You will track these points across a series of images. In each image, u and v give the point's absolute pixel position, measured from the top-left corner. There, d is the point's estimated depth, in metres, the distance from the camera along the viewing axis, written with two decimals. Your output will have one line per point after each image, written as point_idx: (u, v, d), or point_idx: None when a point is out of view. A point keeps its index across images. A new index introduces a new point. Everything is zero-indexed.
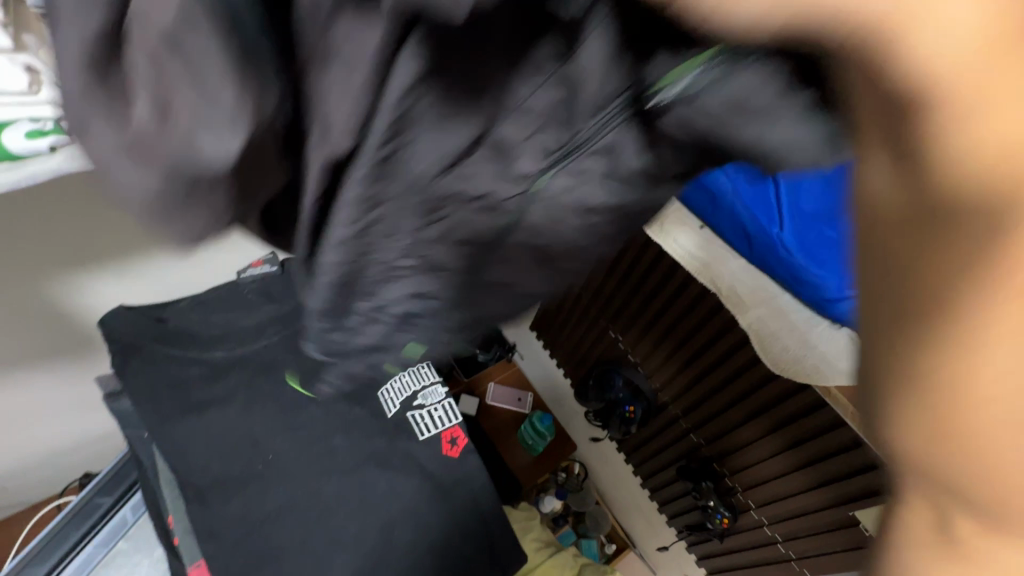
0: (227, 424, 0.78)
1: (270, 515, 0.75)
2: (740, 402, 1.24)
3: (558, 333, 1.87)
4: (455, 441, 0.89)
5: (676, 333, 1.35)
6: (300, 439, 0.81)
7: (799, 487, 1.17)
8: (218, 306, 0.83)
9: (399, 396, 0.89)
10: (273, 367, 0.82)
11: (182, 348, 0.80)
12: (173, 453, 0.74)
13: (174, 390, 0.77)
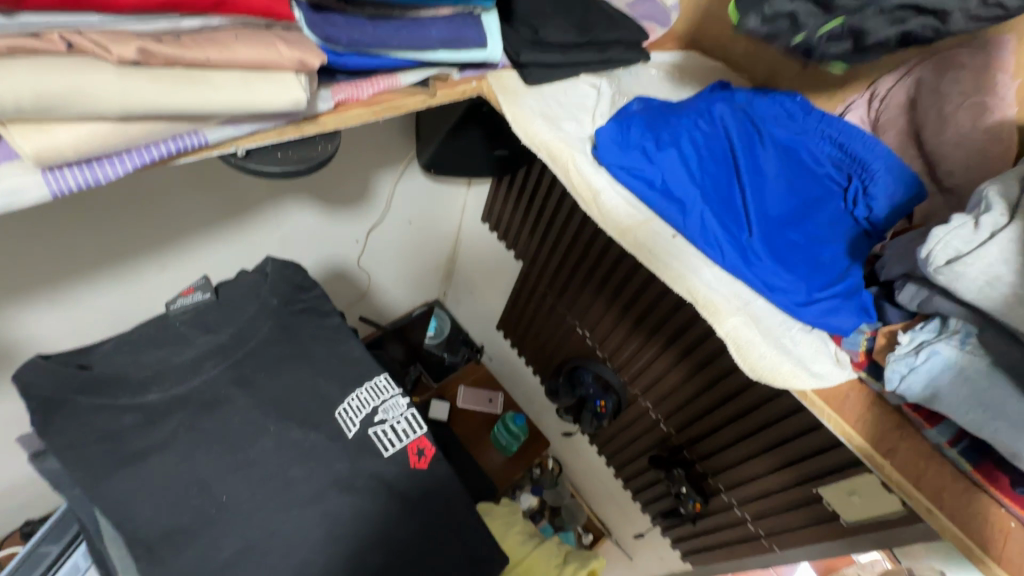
0: (170, 471, 0.62)
1: (224, 567, 0.60)
2: (708, 390, 1.27)
3: (524, 334, 1.86)
4: (424, 452, 0.72)
5: (641, 328, 1.39)
6: (256, 476, 0.65)
7: (764, 468, 1.22)
8: (148, 343, 0.70)
9: (358, 414, 0.71)
10: (216, 405, 0.67)
11: (109, 395, 0.64)
12: (112, 506, 0.60)
13: (104, 441, 0.62)
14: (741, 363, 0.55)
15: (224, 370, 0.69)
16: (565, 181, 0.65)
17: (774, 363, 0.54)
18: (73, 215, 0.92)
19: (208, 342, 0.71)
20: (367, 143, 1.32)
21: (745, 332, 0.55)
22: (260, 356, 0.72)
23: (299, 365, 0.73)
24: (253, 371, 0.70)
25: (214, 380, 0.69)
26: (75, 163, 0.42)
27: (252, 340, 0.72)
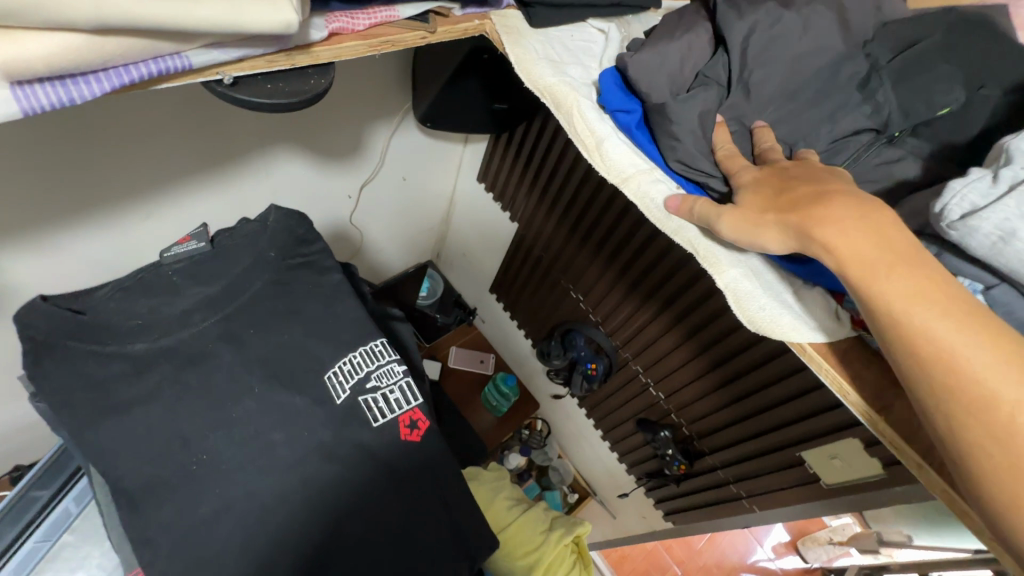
0: (154, 423, 0.61)
1: (202, 524, 0.59)
2: (698, 355, 1.29)
3: (518, 297, 1.86)
4: (416, 424, 0.71)
5: (637, 292, 1.38)
6: (236, 436, 0.63)
7: (750, 433, 1.25)
8: (141, 291, 0.68)
9: (349, 378, 0.70)
10: (204, 358, 0.66)
11: (97, 341, 0.63)
12: (97, 456, 0.59)
13: (91, 389, 0.61)
14: (739, 317, 0.54)
15: (215, 324, 0.68)
16: (568, 129, 0.62)
17: (769, 317, 0.53)
18: (54, 157, 0.87)
19: (199, 294, 0.70)
20: (362, 92, 1.27)
21: (743, 286, 0.54)
22: (251, 313, 0.70)
23: (289, 324, 0.71)
24: (243, 328, 0.69)
25: (205, 332, 0.67)
26: (47, 80, 0.39)
27: (243, 294, 0.71)
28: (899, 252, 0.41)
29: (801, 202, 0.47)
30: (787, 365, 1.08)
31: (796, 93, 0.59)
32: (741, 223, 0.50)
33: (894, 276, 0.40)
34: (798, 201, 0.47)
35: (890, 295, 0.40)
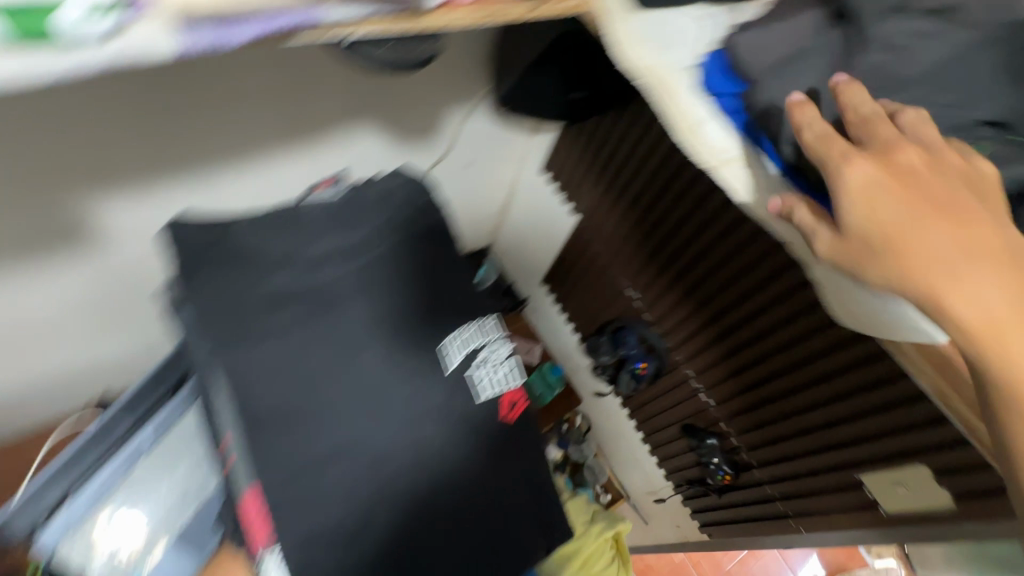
0: (280, 359, 0.66)
1: (321, 460, 0.64)
2: (756, 364, 1.25)
3: (572, 290, 1.86)
4: (515, 405, 0.77)
5: (699, 292, 1.34)
6: (358, 384, 0.68)
7: (810, 448, 1.18)
8: (281, 228, 0.73)
9: (462, 348, 0.75)
10: (336, 305, 0.71)
11: (242, 270, 0.69)
12: (232, 378, 0.63)
13: (230, 313, 0.65)
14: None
15: (344, 274, 0.73)
16: (659, 113, 0.62)
17: None
18: (165, 109, 0.97)
19: (334, 241, 0.74)
20: (451, 73, 1.31)
21: None
22: (381, 268, 0.74)
23: (405, 287, 0.75)
24: (374, 281, 0.73)
25: (333, 281, 0.72)
26: (206, 22, 0.43)
27: (375, 249, 0.75)
28: (988, 263, 0.45)
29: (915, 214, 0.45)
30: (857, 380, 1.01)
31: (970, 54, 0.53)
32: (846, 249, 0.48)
33: (986, 296, 0.43)
34: (912, 217, 0.46)
35: (981, 319, 0.43)
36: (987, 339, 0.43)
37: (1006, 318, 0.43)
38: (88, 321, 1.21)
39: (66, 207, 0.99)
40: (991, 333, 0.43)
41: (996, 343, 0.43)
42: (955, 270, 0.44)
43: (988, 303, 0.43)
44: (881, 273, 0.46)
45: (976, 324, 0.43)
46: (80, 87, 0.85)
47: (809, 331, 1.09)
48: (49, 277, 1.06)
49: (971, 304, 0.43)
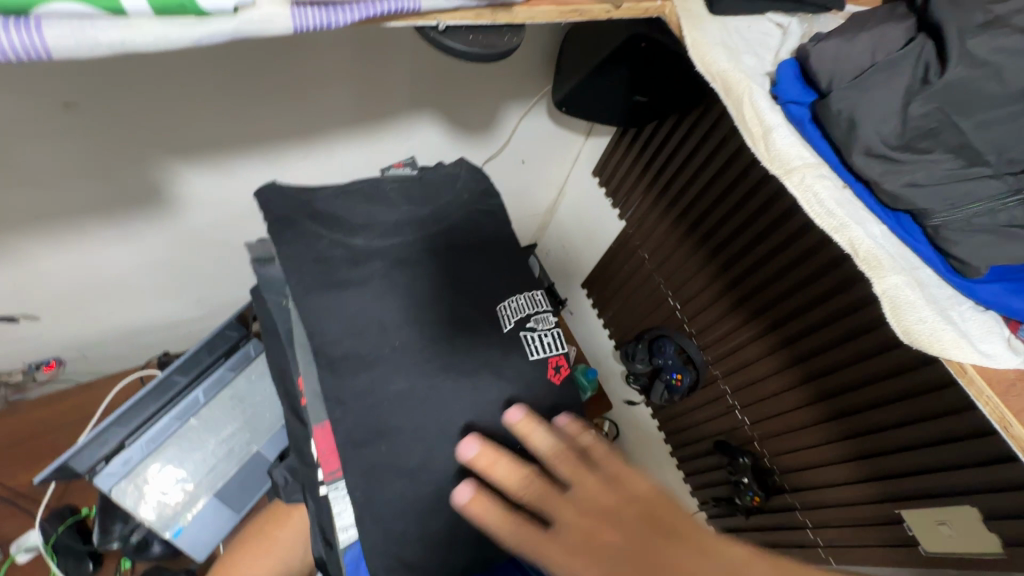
0: (356, 309, 0.71)
1: (384, 403, 0.67)
2: (799, 385, 1.23)
3: (612, 295, 1.86)
4: (560, 368, 0.76)
5: (746, 307, 1.33)
6: (428, 334, 0.71)
7: (854, 476, 1.15)
8: (362, 199, 0.79)
9: (515, 314, 0.77)
10: (407, 263, 0.75)
11: (329, 229, 0.75)
12: (312, 320, 0.69)
13: (319, 263, 0.72)
14: (893, 325, 0.53)
15: (417, 239, 0.77)
16: (735, 118, 0.63)
17: (927, 332, 0.50)
18: (254, 90, 1.05)
19: (409, 211, 0.80)
20: (519, 73, 1.35)
21: (901, 295, 0.52)
22: (449, 237, 0.79)
23: (471, 257, 0.79)
24: (442, 246, 0.77)
25: (407, 244, 0.77)
26: (316, 4, 0.47)
27: (446, 221, 0.80)
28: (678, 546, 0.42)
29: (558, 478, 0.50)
30: (922, 411, 0.99)
31: None
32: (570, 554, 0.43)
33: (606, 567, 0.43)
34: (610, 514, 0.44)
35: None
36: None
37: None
38: (162, 281, 1.31)
39: (156, 165, 1.07)
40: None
41: None
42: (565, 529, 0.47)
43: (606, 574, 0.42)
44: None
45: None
46: (193, 54, 0.93)
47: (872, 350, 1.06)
48: (136, 235, 1.16)
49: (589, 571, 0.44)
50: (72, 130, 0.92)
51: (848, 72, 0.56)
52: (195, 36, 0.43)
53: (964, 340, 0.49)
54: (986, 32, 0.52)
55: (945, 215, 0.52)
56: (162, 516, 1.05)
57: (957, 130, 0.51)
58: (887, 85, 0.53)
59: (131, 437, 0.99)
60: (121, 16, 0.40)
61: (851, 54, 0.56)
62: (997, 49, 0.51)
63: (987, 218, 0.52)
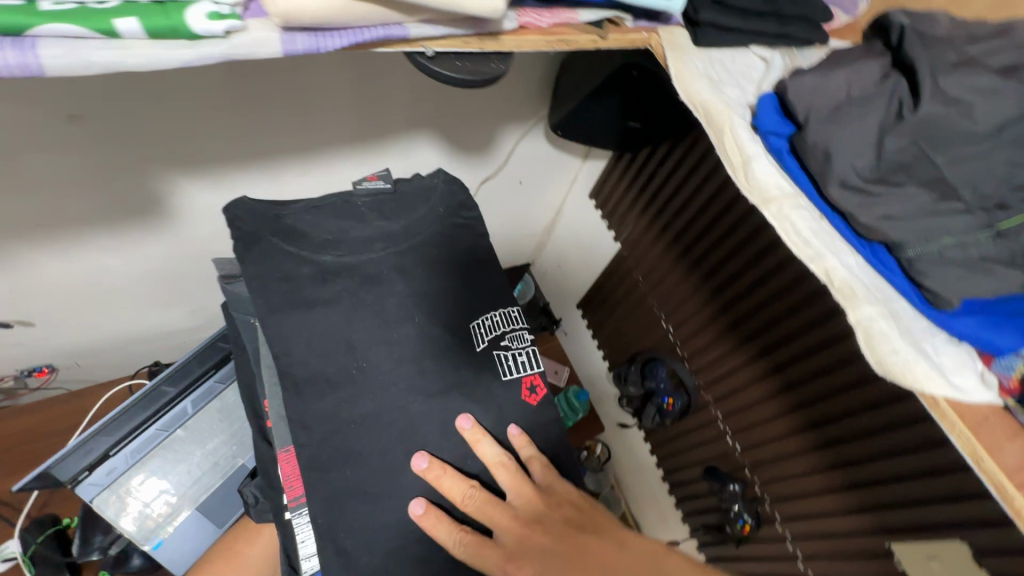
0: (325, 327, 0.71)
1: (351, 424, 0.68)
2: (790, 412, 1.22)
3: (605, 316, 1.87)
4: (536, 389, 0.76)
5: (738, 332, 1.33)
6: (395, 356, 0.72)
7: (842, 507, 1.13)
8: (332, 214, 0.80)
9: (489, 332, 0.78)
10: (379, 282, 0.76)
11: (296, 245, 0.75)
12: (279, 339, 0.69)
13: (285, 282, 0.72)
14: (867, 355, 0.53)
15: (389, 256, 0.78)
16: (717, 147, 0.64)
17: (901, 362, 0.51)
18: (252, 109, 1.08)
19: (380, 227, 0.80)
20: (513, 96, 1.38)
21: (877, 325, 0.52)
22: (422, 254, 0.80)
23: (444, 275, 0.79)
24: (413, 265, 0.78)
25: (379, 262, 0.77)
26: (304, 29, 0.48)
27: (418, 236, 0.81)
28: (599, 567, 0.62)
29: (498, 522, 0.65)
30: (908, 442, 0.99)
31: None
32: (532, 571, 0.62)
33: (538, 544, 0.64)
34: (548, 522, 0.66)
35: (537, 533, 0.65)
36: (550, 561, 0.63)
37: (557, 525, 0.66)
38: (159, 292, 1.33)
39: (154, 181, 1.09)
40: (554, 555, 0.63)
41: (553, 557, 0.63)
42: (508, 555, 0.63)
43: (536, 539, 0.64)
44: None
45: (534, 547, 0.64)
46: (190, 75, 0.95)
47: (858, 380, 1.06)
48: (133, 245, 1.18)
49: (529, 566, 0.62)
50: (74, 146, 0.94)
51: (825, 104, 0.58)
52: (183, 57, 0.44)
53: (939, 374, 0.50)
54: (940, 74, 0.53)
55: (919, 247, 0.53)
56: (141, 528, 1.04)
57: (926, 167, 0.53)
58: (857, 121, 0.55)
59: (116, 447, 0.97)
60: (112, 37, 0.42)
61: (826, 89, 0.58)
62: (953, 91, 0.52)
63: (959, 252, 0.53)
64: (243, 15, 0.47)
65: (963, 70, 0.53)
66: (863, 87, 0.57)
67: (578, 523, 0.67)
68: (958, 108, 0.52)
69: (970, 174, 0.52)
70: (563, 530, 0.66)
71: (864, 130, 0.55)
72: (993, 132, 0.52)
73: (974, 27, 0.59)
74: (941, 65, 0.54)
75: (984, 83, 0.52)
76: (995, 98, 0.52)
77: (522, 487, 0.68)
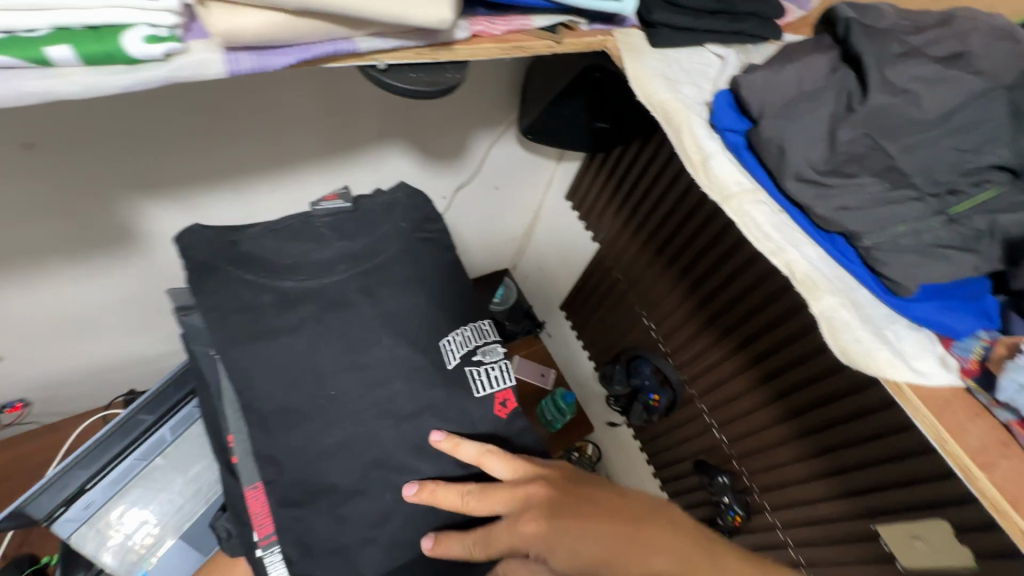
0: (290, 355, 0.70)
1: (324, 455, 0.67)
2: (772, 402, 1.23)
3: (588, 317, 1.87)
4: (507, 403, 0.76)
5: (717, 324, 1.34)
6: (366, 378, 0.71)
7: (827, 493, 1.15)
8: (290, 237, 0.79)
9: (459, 348, 0.78)
10: (343, 305, 0.75)
11: (254, 273, 0.74)
12: (243, 371, 0.68)
13: (244, 313, 0.71)
14: (832, 346, 0.53)
15: (352, 277, 0.77)
16: (676, 147, 0.65)
17: (866, 351, 0.51)
18: (216, 129, 1.06)
19: (343, 248, 0.79)
20: (478, 103, 1.37)
21: (840, 315, 0.53)
22: (388, 272, 0.79)
23: (411, 292, 0.78)
24: (379, 285, 0.77)
25: (342, 283, 0.77)
26: (250, 49, 0.48)
27: (382, 255, 0.80)
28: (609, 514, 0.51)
29: (491, 500, 0.59)
30: (885, 425, 1.01)
31: (967, 76, 0.53)
32: (531, 530, 0.53)
33: (535, 514, 0.54)
34: (549, 485, 0.58)
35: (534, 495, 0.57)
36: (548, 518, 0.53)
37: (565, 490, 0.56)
38: (126, 322, 1.30)
39: (116, 208, 1.06)
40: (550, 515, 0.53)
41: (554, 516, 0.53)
42: (506, 528, 0.56)
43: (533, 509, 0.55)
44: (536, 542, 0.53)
45: (530, 510, 0.55)
46: (147, 100, 0.94)
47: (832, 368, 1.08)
48: (99, 274, 1.15)
49: (528, 534, 0.53)
50: (29, 176, 0.92)
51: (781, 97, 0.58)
52: (124, 83, 0.44)
53: (900, 360, 0.50)
54: (881, 67, 0.54)
55: (875, 236, 0.54)
56: (124, 561, 1.01)
57: (880, 157, 0.53)
58: (810, 115, 0.56)
59: (92, 480, 0.92)
60: (47, 67, 0.41)
61: (778, 83, 0.59)
62: (894, 83, 0.53)
63: (913, 240, 0.53)
64: (185, 37, 0.47)
65: (902, 63, 0.54)
66: (814, 77, 0.58)
67: (574, 483, 0.57)
68: (903, 96, 0.53)
69: (917, 162, 0.53)
70: (561, 490, 0.56)
71: (818, 121, 0.56)
72: (937, 120, 0.53)
73: (910, 22, 0.61)
74: (881, 57, 0.55)
75: (924, 75, 0.53)
76: (936, 89, 0.53)
77: (514, 463, 0.63)
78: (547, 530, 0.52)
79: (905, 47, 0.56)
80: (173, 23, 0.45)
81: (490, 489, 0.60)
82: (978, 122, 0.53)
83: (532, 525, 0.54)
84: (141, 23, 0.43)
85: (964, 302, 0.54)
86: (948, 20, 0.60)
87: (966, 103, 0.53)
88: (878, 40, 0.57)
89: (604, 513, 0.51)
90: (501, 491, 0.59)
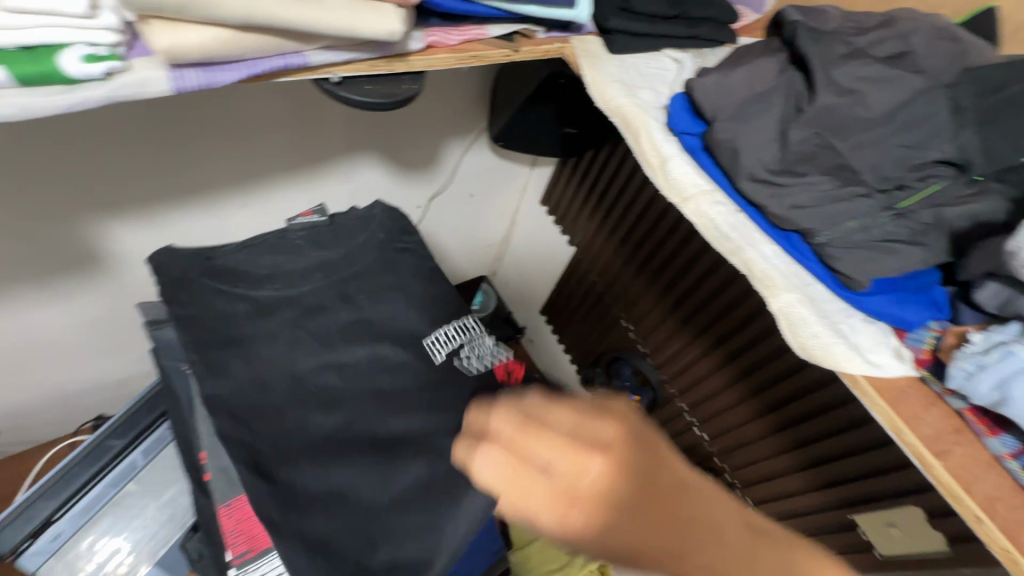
0: (255, 363, 0.68)
1: None
2: (750, 398, 1.24)
3: (568, 321, 1.87)
4: (510, 372, 0.82)
5: (692, 323, 1.35)
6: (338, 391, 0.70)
7: (806, 485, 1.16)
8: (263, 250, 0.78)
9: (444, 346, 0.77)
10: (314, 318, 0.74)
11: (229, 285, 0.74)
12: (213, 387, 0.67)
13: (215, 325, 0.70)
14: (791, 342, 0.54)
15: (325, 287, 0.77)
16: (635, 150, 0.65)
17: (823, 346, 0.52)
18: (182, 145, 1.05)
19: (315, 259, 0.79)
20: (449, 110, 1.37)
21: (795, 312, 0.54)
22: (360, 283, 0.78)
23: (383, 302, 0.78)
24: (351, 295, 0.77)
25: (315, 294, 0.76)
26: (196, 65, 0.47)
27: (353, 265, 0.79)
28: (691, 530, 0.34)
29: (522, 449, 0.33)
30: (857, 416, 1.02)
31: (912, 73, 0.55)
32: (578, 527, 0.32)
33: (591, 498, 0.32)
34: (621, 455, 0.34)
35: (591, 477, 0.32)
36: (614, 516, 0.32)
37: (645, 466, 0.34)
38: (94, 344, 1.26)
39: (77, 227, 1.03)
40: (615, 522, 0.32)
41: (617, 525, 0.32)
42: (532, 501, 0.32)
43: (587, 497, 0.32)
44: (580, 538, 0.32)
45: (586, 504, 0.32)
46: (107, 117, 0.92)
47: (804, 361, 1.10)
48: (63, 295, 1.12)
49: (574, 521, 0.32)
50: None
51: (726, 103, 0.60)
52: (63, 103, 0.43)
53: (854, 354, 0.51)
54: (829, 66, 0.56)
55: (829, 232, 0.55)
56: None
57: (831, 155, 0.54)
58: (759, 117, 0.57)
59: (60, 511, 0.90)
60: None
61: (726, 87, 0.60)
62: (842, 81, 0.55)
63: (863, 235, 0.55)
64: (127, 55, 0.46)
65: (849, 63, 0.56)
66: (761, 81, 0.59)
67: (650, 472, 0.34)
68: (851, 95, 0.54)
69: (868, 158, 0.54)
70: (637, 485, 0.33)
71: (768, 123, 0.57)
72: (884, 118, 0.54)
73: (858, 23, 0.63)
74: (829, 57, 0.56)
75: (870, 74, 0.55)
76: (882, 87, 0.54)
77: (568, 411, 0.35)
78: (623, 545, 0.32)
79: (852, 47, 0.58)
80: (113, 41, 0.44)
81: (530, 449, 0.33)
82: (928, 116, 0.54)
83: (592, 536, 0.32)
84: (78, 41, 0.42)
85: (916, 294, 0.56)
86: (894, 20, 0.62)
87: (912, 99, 0.54)
88: (826, 40, 0.58)
89: (677, 522, 0.33)
90: (541, 459, 0.32)
